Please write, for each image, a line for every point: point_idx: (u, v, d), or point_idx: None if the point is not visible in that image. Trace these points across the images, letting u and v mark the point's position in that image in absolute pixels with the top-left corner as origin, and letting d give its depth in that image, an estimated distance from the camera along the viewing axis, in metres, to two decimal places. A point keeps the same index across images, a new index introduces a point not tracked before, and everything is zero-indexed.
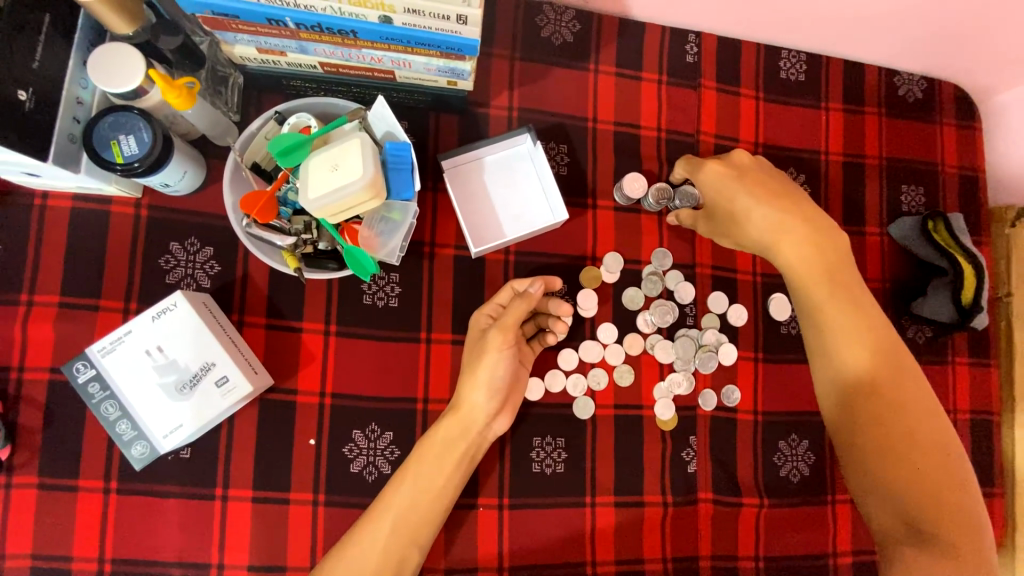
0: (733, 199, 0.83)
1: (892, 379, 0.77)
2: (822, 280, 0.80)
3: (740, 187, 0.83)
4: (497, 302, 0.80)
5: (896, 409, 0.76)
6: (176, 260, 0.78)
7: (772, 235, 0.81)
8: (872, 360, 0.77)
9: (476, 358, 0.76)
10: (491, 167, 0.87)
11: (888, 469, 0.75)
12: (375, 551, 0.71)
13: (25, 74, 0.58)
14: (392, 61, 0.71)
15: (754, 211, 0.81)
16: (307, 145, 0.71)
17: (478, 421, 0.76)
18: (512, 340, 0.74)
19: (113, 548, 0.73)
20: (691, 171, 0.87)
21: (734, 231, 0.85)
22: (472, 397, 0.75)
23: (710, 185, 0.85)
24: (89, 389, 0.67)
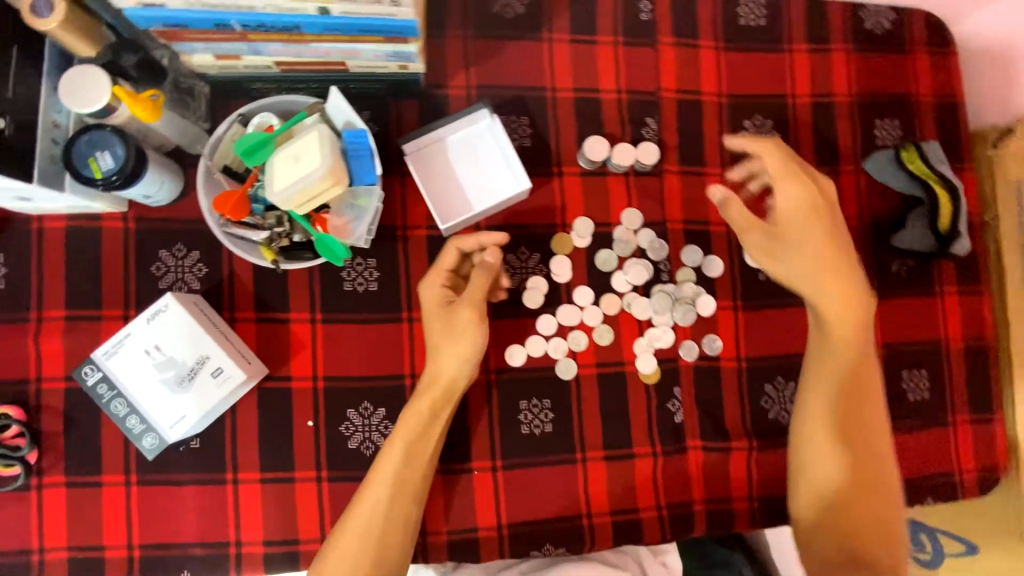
0: (796, 215, 0.82)
1: (863, 382, 0.81)
2: (842, 330, 0.81)
3: (809, 204, 0.82)
4: (448, 266, 0.82)
5: (854, 412, 0.81)
6: (166, 266, 0.83)
7: (815, 256, 0.81)
8: (851, 365, 0.82)
9: (444, 332, 0.80)
10: (454, 145, 0.89)
11: (831, 458, 0.80)
12: (378, 520, 0.76)
13: (1, 103, 0.63)
14: (341, 52, 0.73)
15: (810, 228, 0.81)
16: (269, 142, 0.74)
17: (453, 384, 0.80)
18: (478, 311, 0.79)
19: (140, 535, 0.80)
20: (778, 163, 0.83)
21: (772, 244, 0.83)
22: (445, 364, 0.80)
23: (785, 191, 0.82)
24: (98, 390, 0.73)
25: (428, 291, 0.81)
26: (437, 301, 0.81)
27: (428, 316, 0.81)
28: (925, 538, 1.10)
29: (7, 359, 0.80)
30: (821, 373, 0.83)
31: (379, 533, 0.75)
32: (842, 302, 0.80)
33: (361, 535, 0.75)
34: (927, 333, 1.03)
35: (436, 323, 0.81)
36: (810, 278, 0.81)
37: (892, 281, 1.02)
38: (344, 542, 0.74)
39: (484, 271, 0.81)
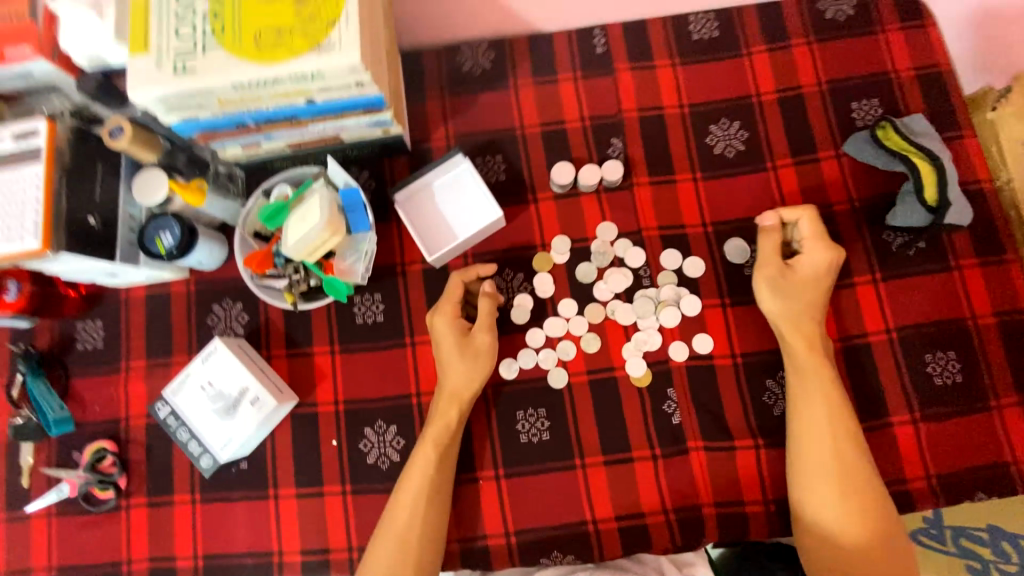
0: (810, 273, 0.90)
1: (847, 425, 0.84)
2: (818, 360, 0.87)
3: (826, 271, 0.90)
4: (454, 294, 0.92)
5: (847, 460, 0.82)
6: (217, 318, 1.02)
7: (814, 311, 0.89)
8: (834, 413, 0.84)
9: (460, 354, 0.89)
10: (439, 189, 1.02)
11: (823, 478, 0.82)
12: (416, 526, 0.83)
13: (91, 205, 0.84)
14: (332, 128, 0.91)
15: (813, 291, 0.89)
16: (285, 208, 0.92)
17: (462, 399, 0.89)
18: (488, 332, 0.91)
19: (203, 546, 0.94)
20: (814, 228, 0.91)
21: (785, 284, 0.90)
22: (457, 381, 0.89)
23: (815, 250, 0.90)
24: (167, 420, 0.90)
25: (443, 318, 0.91)
26: (453, 327, 0.90)
27: (443, 341, 0.90)
28: (1006, 545, 1.08)
29: (107, 403, 1.01)
30: (807, 422, 0.85)
31: (418, 538, 0.82)
32: (811, 345, 0.88)
33: (401, 543, 0.82)
34: (949, 312, 0.96)
35: (451, 346, 0.89)
36: (801, 310, 0.89)
37: (895, 260, 0.98)
38: (387, 547, 0.82)
39: (489, 297, 0.93)
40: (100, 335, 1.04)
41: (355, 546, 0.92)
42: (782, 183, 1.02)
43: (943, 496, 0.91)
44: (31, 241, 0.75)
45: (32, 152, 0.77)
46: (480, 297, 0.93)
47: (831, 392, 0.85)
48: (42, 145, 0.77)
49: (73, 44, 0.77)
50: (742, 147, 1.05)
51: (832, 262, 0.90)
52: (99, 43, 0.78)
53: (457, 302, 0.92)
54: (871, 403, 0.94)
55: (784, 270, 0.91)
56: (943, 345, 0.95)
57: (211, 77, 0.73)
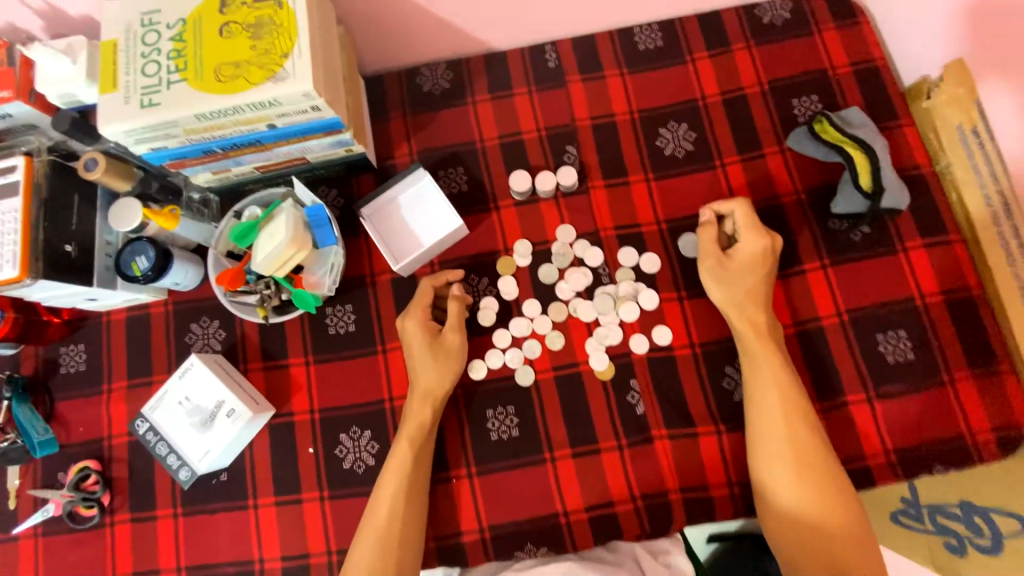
0: (748, 260, 0.93)
1: (800, 413, 0.87)
2: (764, 338, 0.91)
3: (761, 257, 0.93)
4: (424, 301, 0.95)
5: (801, 445, 0.85)
6: (196, 335, 1.06)
7: (758, 299, 0.92)
8: (786, 402, 0.87)
9: (432, 358, 0.93)
10: (405, 201, 1.07)
11: (775, 453, 0.85)
12: (396, 522, 0.87)
13: (68, 234, 0.88)
14: (297, 149, 0.96)
15: (752, 278, 0.93)
16: (255, 227, 0.97)
17: (435, 397, 0.93)
18: (457, 334, 0.94)
19: (185, 558, 0.96)
20: (747, 218, 0.94)
21: (726, 273, 0.94)
22: (429, 381, 0.93)
23: (749, 238, 0.93)
24: (146, 437, 0.93)
25: (413, 323, 0.94)
26: (424, 330, 0.93)
27: (414, 344, 0.93)
28: (981, 522, 1.02)
29: (89, 424, 1.04)
30: (761, 412, 0.88)
31: (399, 535, 0.86)
32: (757, 333, 0.91)
33: (382, 541, 0.86)
34: (896, 293, 1.00)
35: (422, 349, 0.93)
36: (742, 296, 0.93)
37: (841, 247, 1.02)
38: (368, 545, 0.86)
39: (458, 299, 0.97)
40: (83, 359, 1.07)
41: (333, 550, 0.94)
42: (730, 179, 1.08)
43: (901, 469, 0.94)
44: (10, 269, 0.80)
45: (11, 185, 0.83)
46: (449, 300, 0.96)
47: (782, 382, 0.88)
48: (20, 178, 0.82)
49: (47, 86, 0.85)
50: (690, 147, 1.10)
51: (768, 247, 0.93)
52: (70, 82, 0.85)
53: (426, 306, 0.95)
54: (827, 384, 0.97)
55: (724, 260, 0.95)
56: (894, 325, 0.99)
57: (176, 109, 0.78)
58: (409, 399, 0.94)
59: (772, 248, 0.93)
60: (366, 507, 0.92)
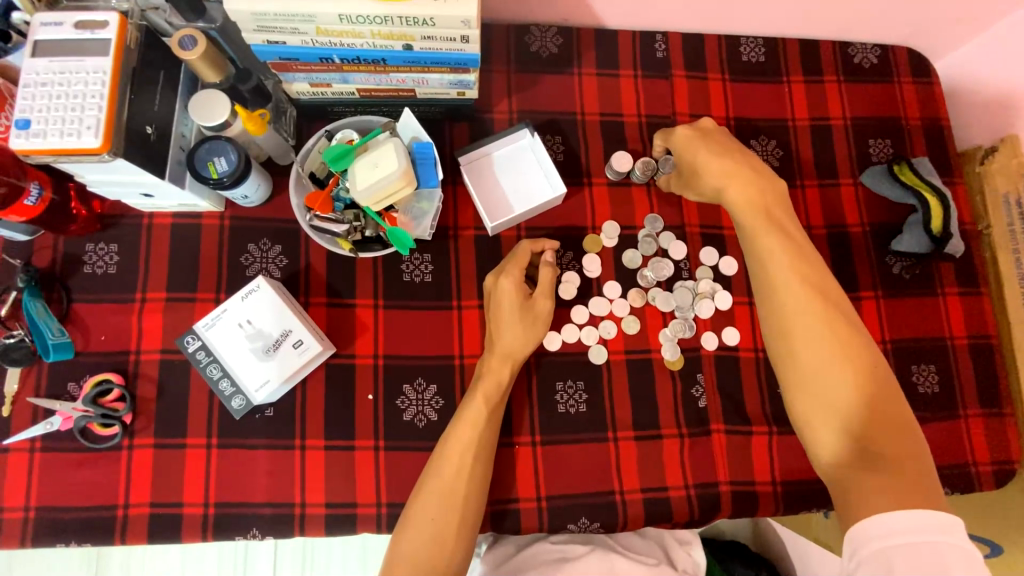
0: (689, 158, 0.98)
1: (830, 317, 0.85)
2: (762, 218, 0.92)
3: (697, 140, 0.98)
4: (519, 260, 0.94)
5: (838, 352, 0.83)
6: (253, 257, 0.97)
7: (724, 170, 0.94)
8: (810, 305, 0.86)
9: (519, 317, 0.91)
10: (498, 159, 1.04)
11: (786, 349, 0.87)
12: (462, 481, 0.83)
13: (150, 115, 0.79)
14: (413, 80, 0.90)
15: (705, 154, 0.96)
16: (351, 152, 0.89)
17: (518, 358, 0.91)
18: (546, 300, 0.93)
19: (215, 494, 0.89)
20: (661, 133, 1.03)
21: (688, 179, 1.01)
22: (509, 341, 0.91)
23: (678, 137, 0.99)
24: (197, 355, 0.85)
25: (506, 280, 0.92)
26: (516, 290, 0.92)
27: (504, 303, 0.92)
28: None
29: (114, 334, 0.93)
30: (783, 325, 0.88)
31: (463, 492, 0.83)
32: (765, 222, 0.92)
33: (444, 495, 0.82)
34: (932, 331, 1.10)
35: (510, 308, 0.91)
36: (720, 191, 0.95)
37: (892, 282, 1.11)
38: (432, 499, 0.82)
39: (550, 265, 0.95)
40: (113, 261, 0.95)
41: (383, 503, 0.90)
42: (807, 201, 1.14)
43: None
44: (89, 138, 0.69)
45: (100, 43, 0.72)
46: (541, 266, 0.95)
47: (806, 287, 0.88)
48: (113, 37, 0.72)
49: None
50: (777, 163, 1.15)
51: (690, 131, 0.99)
52: None
53: (520, 267, 0.93)
54: None
55: (682, 168, 1.01)
56: (926, 359, 1.09)
57: (321, 2, 0.71)
58: (486, 358, 0.91)
59: (698, 129, 1.00)
60: (428, 464, 0.87)
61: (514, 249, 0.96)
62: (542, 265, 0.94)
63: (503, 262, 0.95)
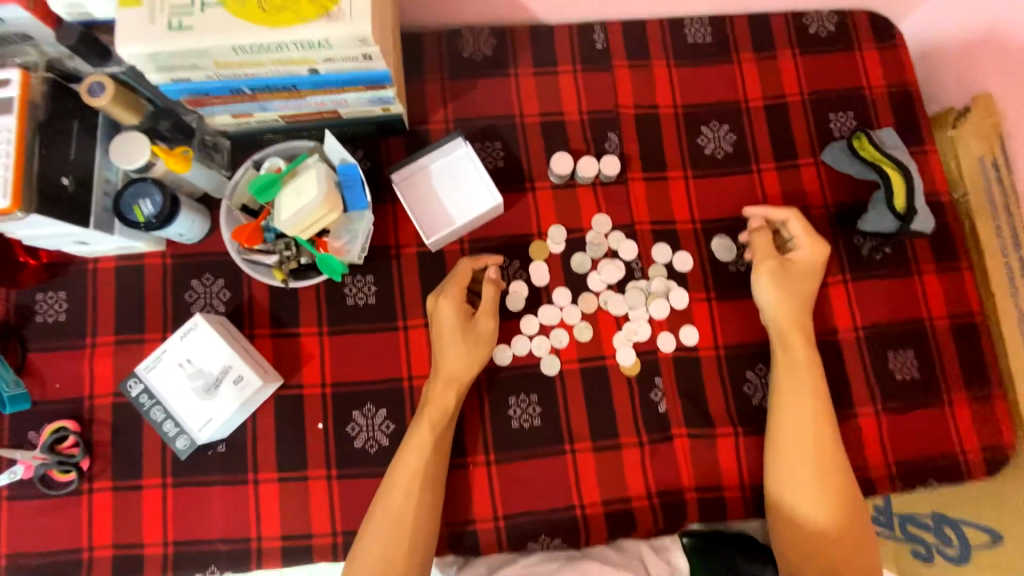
0: (804, 265, 0.95)
1: (827, 423, 0.89)
2: (796, 325, 0.93)
3: (821, 265, 0.95)
4: (460, 279, 0.91)
5: (823, 455, 0.87)
6: (196, 294, 0.98)
7: (809, 300, 0.95)
8: (821, 423, 0.89)
9: (462, 340, 0.89)
10: (436, 172, 1.01)
11: (789, 438, 0.89)
12: (409, 513, 0.81)
13: (65, 165, 0.79)
14: (332, 102, 0.89)
15: (817, 263, 0.95)
16: (277, 181, 0.88)
17: (464, 381, 0.89)
18: (491, 319, 0.91)
19: (173, 532, 0.89)
20: (803, 226, 0.95)
21: (789, 276, 0.95)
22: (454, 365, 0.89)
23: (817, 247, 0.95)
24: (140, 399, 0.85)
25: (447, 301, 0.90)
26: (458, 310, 0.90)
27: (445, 325, 0.89)
28: (950, 532, 1.07)
29: (68, 380, 0.95)
30: (793, 420, 0.89)
31: (410, 525, 0.81)
32: (806, 341, 0.93)
33: (391, 527, 0.81)
34: (908, 312, 1.03)
35: (452, 330, 0.89)
36: (792, 293, 0.94)
37: (862, 263, 1.05)
38: (378, 532, 0.80)
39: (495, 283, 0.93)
40: (62, 308, 0.97)
41: (340, 531, 0.90)
42: (766, 185, 1.08)
43: (898, 480, 0.97)
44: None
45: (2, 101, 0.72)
46: (484, 283, 0.92)
47: (819, 402, 0.90)
48: (15, 95, 0.72)
49: None
50: (731, 149, 1.09)
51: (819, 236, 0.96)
52: None
53: (462, 286, 0.91)
54: (842, 396, 1.00)
55: (789, 268, 0.95)
56: (903, 343, 1.02)
57: (210, 36, 0.69)
58: (431, 381, 0.90)
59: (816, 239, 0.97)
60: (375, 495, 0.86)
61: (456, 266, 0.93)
62: (487, 282, 0.93)
63: (445, 282, 0.92)
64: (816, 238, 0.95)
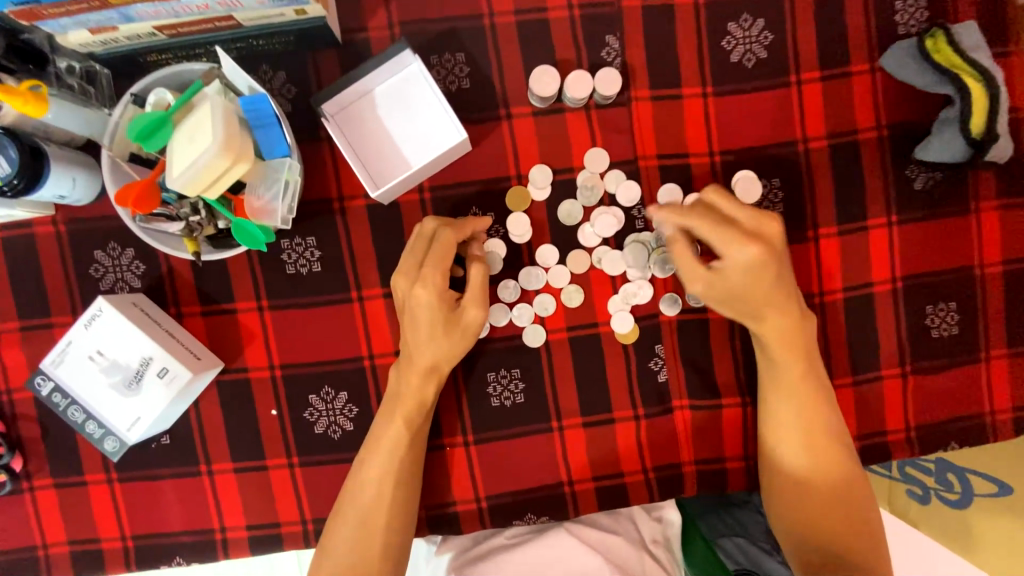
0: (741, 274, 0.71)
1: (813, 394, 0.77)
2: (767, 305, 0.73)
3: (763, 266, 0.70)
4: (436, 259, 0.72)
5: (816, 428, 0.77)
6: (104, 267, 0.81)
7: (775, 300, 0.73)
8: (809, 410, 0.77)
9: (446, 334, 0.74)
10: (380, 99, 0.78)
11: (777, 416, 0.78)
12: (379, 509, 0.74)
13: None
14: (219, 3, 0.64)
15: (760, 261, 0.70)
16: (167, 121, 0.66)
17: (438, 370, 0.76)
18: (476, 308, 0.74)
19: (129, 527, 0.83)
20: (712, 228, 0.70)
21: (725, 289, 0.73)
22: (430, 356, 0.75)
23: (741, 253, 0.70)
24: (52, 399, 0.72)
25: (426, 291, 0.72)
26: (441, 299, 0.73)
27: (423, 317, 0.73)
28: (953, 478, 1.07)
29: None
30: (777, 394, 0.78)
31: (383, 525, 0.74)
32: (783, 331, 0.75)
33: (362, 526, 0.74)
34: (956, 258, 0.87)
35: (433, 323, 0.73)
36: (739, 302, 0.73)
37: (911, 202, 0.86)
38: (346, 530, 0.74)
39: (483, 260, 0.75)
40: None
41: (309, 519, 0.83)
42: (805, 103, 0.85)
43: (917, 445, 0.88)
44: None
45: None
46: (472, 263, 0.75)
47: (804, 404, 0.77)
48: None
49: None
50: (766, 54, 0.84)
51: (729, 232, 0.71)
52: None
53: (444, 268, 0.72)
54: (867, 357, 0.87)
55: (728, 279, 0.72)
56: (944, 295, 0.88)
57: None
58: (402, 371, 0.76)
59: (749, 232, 0.71)
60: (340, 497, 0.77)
61: (432, 237, 0.73)
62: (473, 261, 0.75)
63: (419, 261, 0.73)
64: (732, 238, 0.70)
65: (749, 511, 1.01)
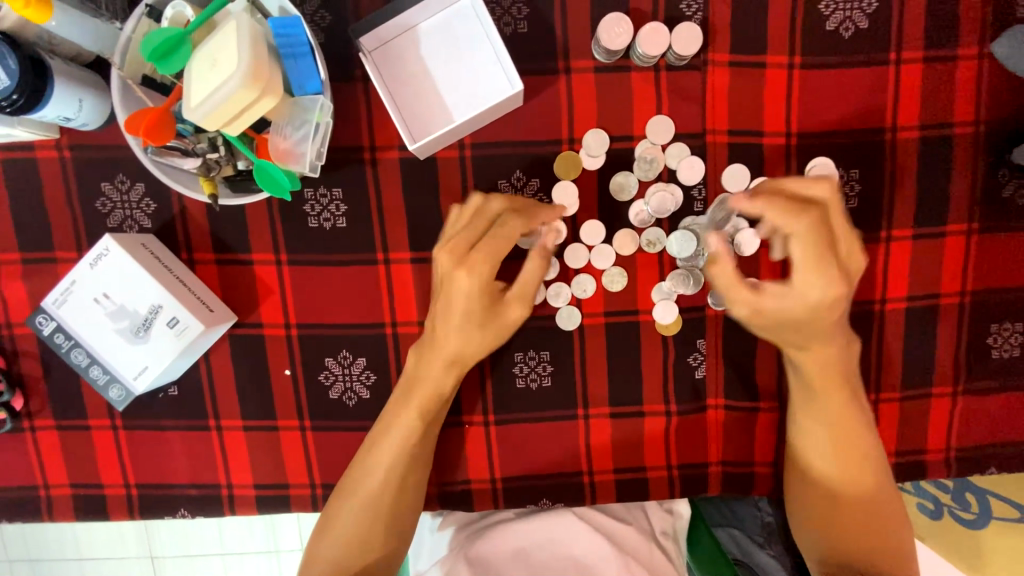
0: (805, 308, 0.62)
1: (846, 415, 0.71)
2: (829, 333, 0.65)
3: (833, 305, 0.61)
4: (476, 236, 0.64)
5: (851, 449, 0.71)
6: (111, 202, 0.74)
7: (828, 337, 0.65)
8: (839, 430, 0.71)
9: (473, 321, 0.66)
10: (424, 37, 0.68)
11: (809, 434, 0.72)
12: (387, 486, 0.71)
13: None
14: None
15: (834, 303, 0.61)
16: (186, 41, 0.57)
17: (463, 364, 0.70)
18: (521, 303, 0.67)
19: (133, 476, 0.80)
20: (808, 250, 0.59)
21: (770, 318, 0.64)
22: (455, 350, 0.68)
23: (818, 289, 0.60)
24: (54, 340, 0.67)
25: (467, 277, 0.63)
26: (482, 286, 0.64)
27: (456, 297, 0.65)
28: (971, 498, 0.98)
29: None
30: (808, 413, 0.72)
31: (393, 502, 0.71)
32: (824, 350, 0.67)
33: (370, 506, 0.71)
34: None
35: (469, 313, 0.65)
36: (792, 327, 0.64)
37: (998, 209, 0.78)
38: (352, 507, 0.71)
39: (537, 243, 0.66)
40: None
41: (318, 484, 0.81)
42: (901, 88, 0.75)
43: (955, 468, 0.84)
44: None
45: None
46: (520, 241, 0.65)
47: (837, 432, 0.71)
48: None
49: None
50: (865, 25, 0.74)
51: (828, 253, 0.60)
52: None
53: (495, 254, 0.63)
54: (919, 372, 0.82)
55: (780, 308, 0.62)
56: (1013, 314, 0.80)
57: None
58: (425, 352, 0.70)
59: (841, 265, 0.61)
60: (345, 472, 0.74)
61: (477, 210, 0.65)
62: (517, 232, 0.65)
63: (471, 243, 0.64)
64: (824, 260, 0.60)
65: (748, 505, 0.94)
